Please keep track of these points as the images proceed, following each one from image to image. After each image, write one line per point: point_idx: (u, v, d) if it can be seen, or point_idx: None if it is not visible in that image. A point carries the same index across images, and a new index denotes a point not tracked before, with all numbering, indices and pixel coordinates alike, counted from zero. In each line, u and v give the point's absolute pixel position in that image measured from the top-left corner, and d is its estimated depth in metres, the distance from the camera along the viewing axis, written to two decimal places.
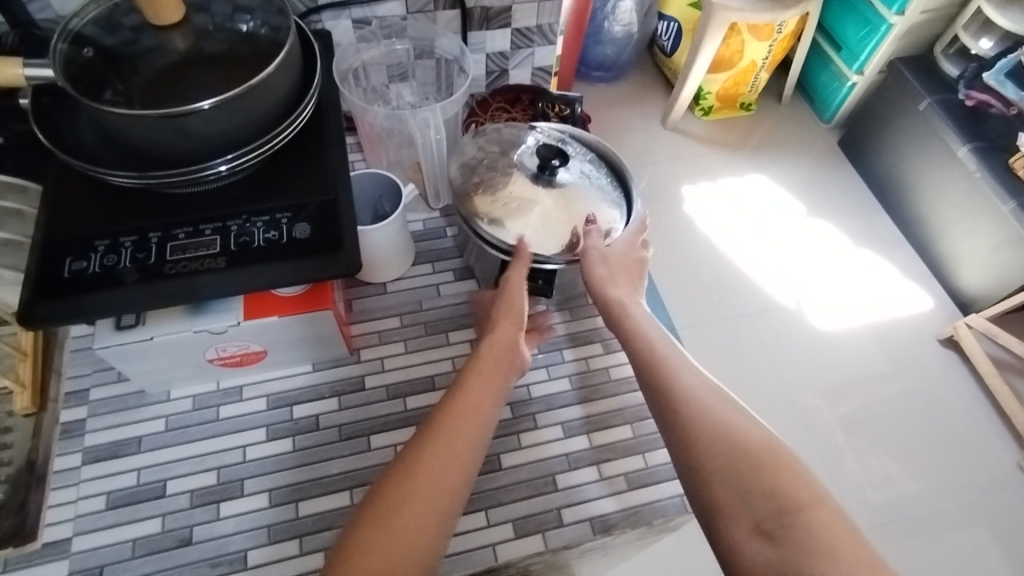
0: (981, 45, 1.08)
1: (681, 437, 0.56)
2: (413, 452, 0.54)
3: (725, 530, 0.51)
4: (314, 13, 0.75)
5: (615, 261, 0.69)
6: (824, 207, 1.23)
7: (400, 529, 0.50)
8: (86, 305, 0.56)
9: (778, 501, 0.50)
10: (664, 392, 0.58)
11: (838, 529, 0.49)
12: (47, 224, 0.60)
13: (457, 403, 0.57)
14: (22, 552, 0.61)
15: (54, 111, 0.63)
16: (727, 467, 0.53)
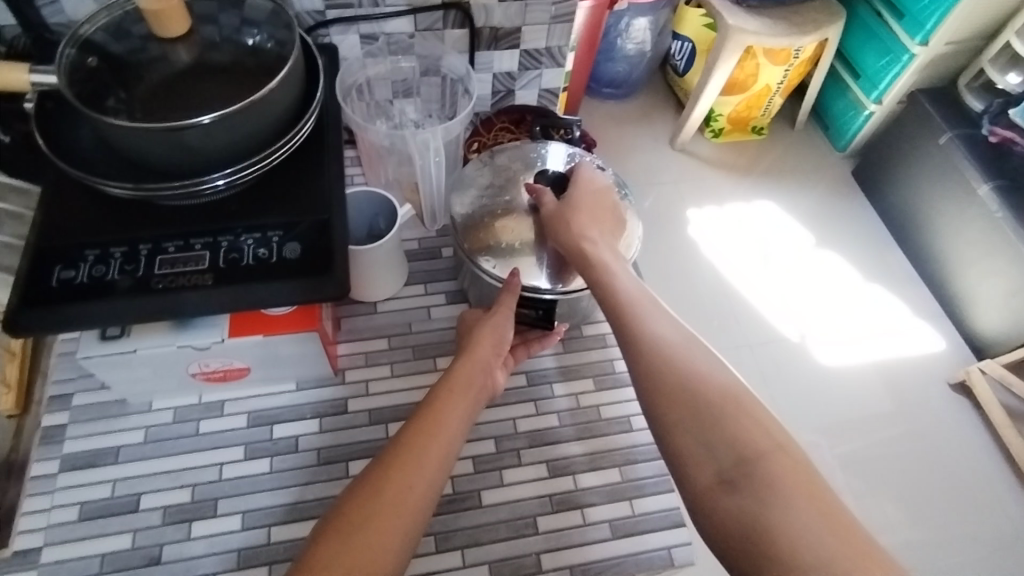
0: (1008, 80, 1.06)
1: (649, 388, 0.56)
2: (377, 471, 0.52)
3: (691, 479, 0.52)
4: (322, 26, 0.75)
5: (578, 204, 0.68)
6: (833, 240, 1.21)
7: (361, 548, 0.47)
8: (71, 316, 0.56)
9: (738, 449, 0.51)
10: (630, 337, 0.59)
11: (798, 475, 0.50)
12: (38, 229, 0.59)
13: (428, 423, 0.55)
14: None
15: (56, 116, 0.62)
16: (689, 415, 0.54)
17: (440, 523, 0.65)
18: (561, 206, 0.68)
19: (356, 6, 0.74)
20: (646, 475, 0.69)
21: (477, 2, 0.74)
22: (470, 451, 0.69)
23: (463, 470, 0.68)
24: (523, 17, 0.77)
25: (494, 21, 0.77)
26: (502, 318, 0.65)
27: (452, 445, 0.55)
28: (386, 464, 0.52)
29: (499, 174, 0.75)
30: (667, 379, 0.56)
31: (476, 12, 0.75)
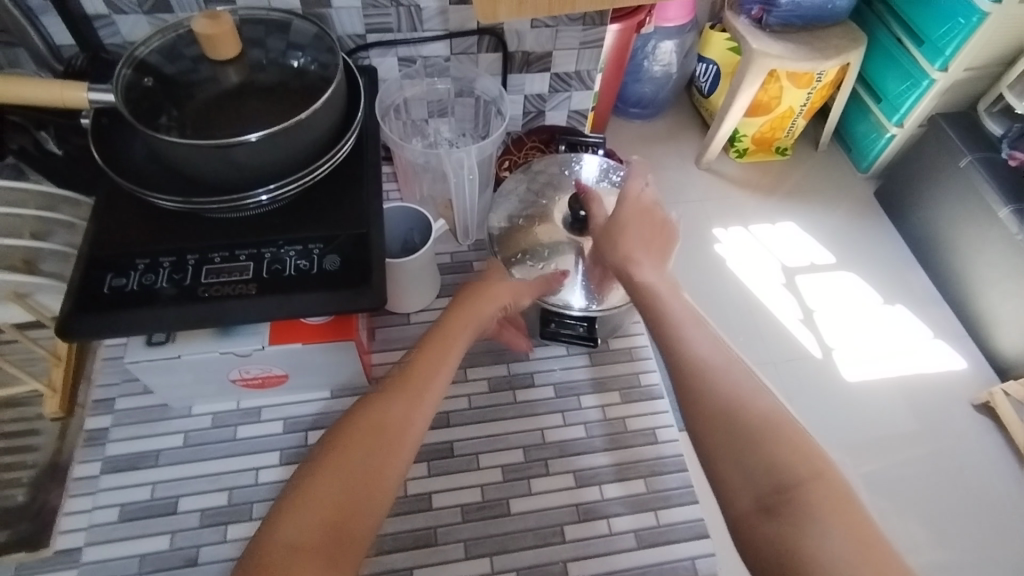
0: None
1: (691, 415, 0.58)
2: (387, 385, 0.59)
3: (729, 506, 0.53)
4: (362, 50, 0.78)
5: (626, 225, 0.70)
6: (855, 260, 1.21)
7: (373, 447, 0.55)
8: (119, 322, 0.58)
9: (779, 477, 0.52)
10: (674, 366, 0.61)
11: (837, 504, 0.50)
12: (91, 239, 0.62)
13: (434, 347, 0.63)
14: (35, 557, 0.64)
15: (111, 133, 0.66)
16: (729, 443, 0.55)
17: (469, 529, 0.66)
18: (607, 228, 0.71)
19: (395, 31, 0.77)
20: (673, 486, 0.70)
21: (510, 28, 0.77)
22: (498, 459, 0.70)
23: (492, 478, 0.69)
24: (554, 42, 0.80)
25: (526, 46, 0.80)
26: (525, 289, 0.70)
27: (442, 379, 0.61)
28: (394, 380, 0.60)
29: (530, 189, 0.77)
30: (707, 407, 0.57)
31: (509, 37, 0.78)
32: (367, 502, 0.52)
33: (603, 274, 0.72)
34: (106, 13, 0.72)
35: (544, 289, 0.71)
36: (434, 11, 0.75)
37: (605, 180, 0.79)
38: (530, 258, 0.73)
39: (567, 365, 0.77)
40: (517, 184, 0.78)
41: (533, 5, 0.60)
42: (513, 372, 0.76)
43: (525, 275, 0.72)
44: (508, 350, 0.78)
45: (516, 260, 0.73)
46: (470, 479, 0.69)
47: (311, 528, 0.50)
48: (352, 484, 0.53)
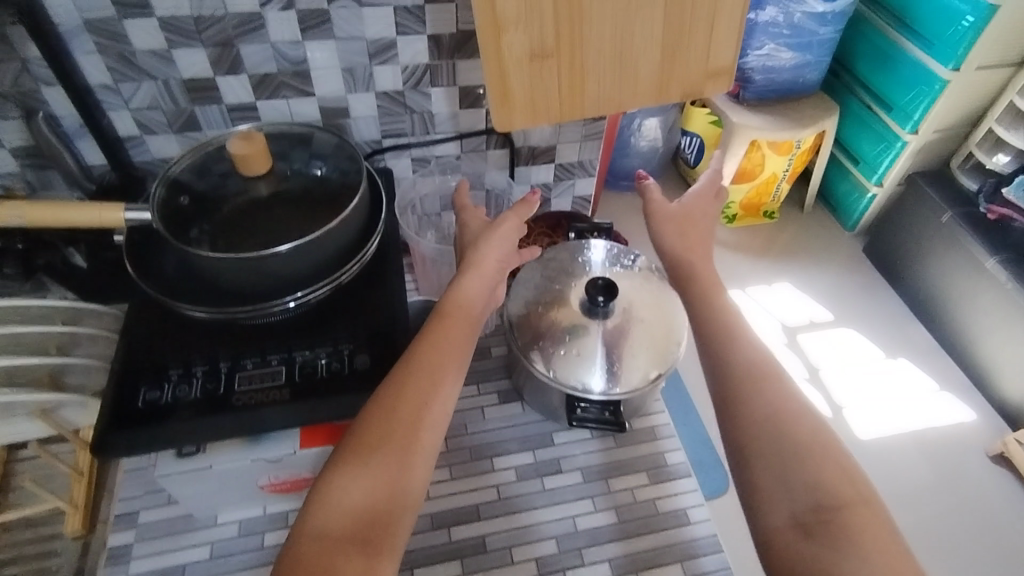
0: (996, 160, 1.13)
1: (734, 426, 0.61)
2: (383, 406, 0.56)
3: (764, 519, 0.55)
4: (379, 153, 0.83)
5: (681, 215, 0.79)
6: (854, 318, 1.24)
7: (382, 474, 0.53)
8: (155, 436, 0.58)
9: (819, 496, 0.54)
10: (725, 371, 0.64)
11: (874, 535, 0.52)
12: (124, 353, 0.63)
13: (431, 358, 0.60)
14: None
15: (143, 247, 0.68)
16: (773, 454, 0.57)
17: None
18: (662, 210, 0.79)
19: (409, 135, 0.82)
20: (711, 569, 0.69)
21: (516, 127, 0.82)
22: (530, 552, 0.69)
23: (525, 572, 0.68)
24: (557, 137, 0.85)
25: (532, 141, 0.84)
26: (506, 235, 0.70)
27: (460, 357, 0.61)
28: (389, 397, 0.57)
29: (545, 276, 0.80)
30: (756, 412, 0.60)
31: (516, 134, 0.83)
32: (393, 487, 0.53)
33: (623, 352, 0.72)
34: (137, 133, 0.75)
35: (571, 374, 0.72)
36: (446, 115, 0.80)
37: (623, 266, 0.81)
38: (551, 340, 0.74)
39: (589, 448, 0.77)
40: (531, 272, 0.80)
41: (546, 110, 0.67)
42: (539, 458, 0.76)
43: (546, 359, 0.73)
44: (532, 436, 0.78)
45: (535, 345, 0.74)
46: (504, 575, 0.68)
47: (332, 540, 0.50)
48: (368, 494, 0.53)
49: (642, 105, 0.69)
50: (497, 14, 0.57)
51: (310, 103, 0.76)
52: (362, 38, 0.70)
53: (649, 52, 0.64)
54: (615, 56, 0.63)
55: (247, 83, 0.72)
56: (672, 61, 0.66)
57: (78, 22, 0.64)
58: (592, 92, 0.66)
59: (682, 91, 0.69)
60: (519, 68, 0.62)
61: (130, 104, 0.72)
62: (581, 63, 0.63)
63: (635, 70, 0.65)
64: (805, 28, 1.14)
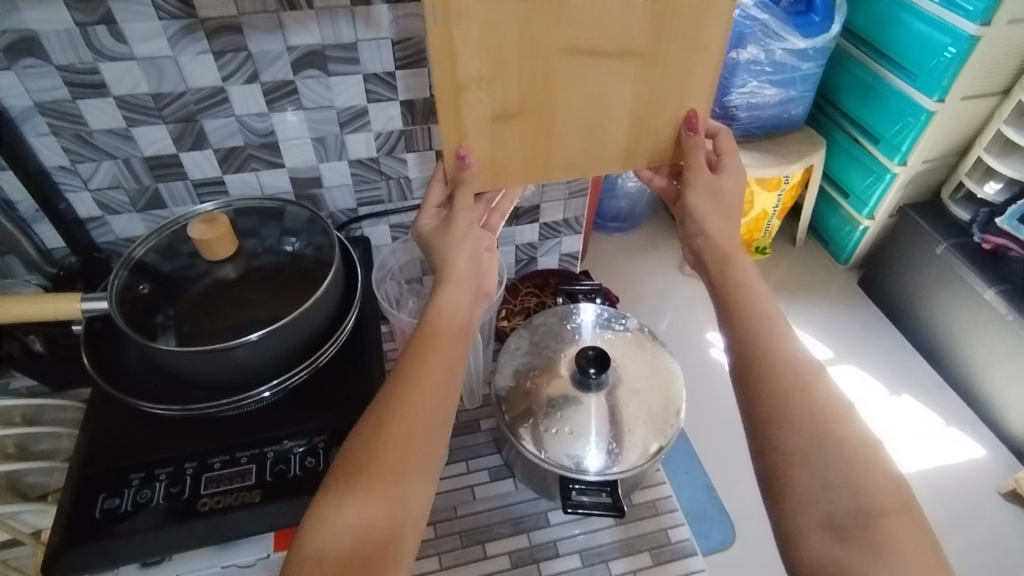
0: (987, 189, 1.10)
1: (763, 405, 0.53)
2: (362, 441, 0.50)
3: (795, 519, 0.49)
4: (354, 222, 0.80)
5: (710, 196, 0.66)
6: (854, 354, 1.20)
7: (378, 495, 0.47)
8: (111, 552, 0.54)
9: (861, 501, 0.48)
10: (770, 367, 0.55)
11: (914, 547, 0.46)
12: (81, 455, 0.59)
13: (410, 382, 0.52)
14: None
15: (104, 337, 0.64)
16: (814, 453, 0.50)
17: None
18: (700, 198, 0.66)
19: (385, 202, 0.79)
20: None
21: None
22: None
23: None
24: (540, 197, 0.82)
25: (515, 202, 0.82)
26: (463, 236, 0.61)
27: (454, 367, 0.55)
28: (368, 431, 0.50)
29: (533, 343, 0.77)
30: (797, 405, 0.52)
31: None
32: (391, 508, 0.47)
33: (619, 428, 0.69)
34: (99, 214, 0.73)
35: (562, 450, 0.67)
36: (423, 180, 0.78)
37: (617, 329, 0.78)
38: (541, 408, 0.71)
39: (586, 526, 0.72)
40: (519, 338, 0.77)
41: (509, 174, 0.62)
42: (535, 542, 0.71)
43: (537, 437, 0.68)
44: (526, 517, 0.73)
45: (526, 420, 0.70)
46: None
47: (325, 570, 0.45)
48: (364, 519, 0.46)
49: (608, 171, 0.64)
50: (457, 73, 0.52)
51: (280, 174, 0.73)
52: (332, 107, 0.68)
53: (619, 116, 0.59)
54: (586, 119, 0.59)
55: (213, 157, 0.70)
56: (641, 127, 0.61)
57: (30, 105, 0.61)
58: (558, 155, 0.61)
59: (650, 157, 0.64)
60: (480, 130, 0.57)
61: (90, 184, 0.69)
62: (550, 124, 0.58)
63: (605, 134, 0.60)
64: (786, 65, 1.12)
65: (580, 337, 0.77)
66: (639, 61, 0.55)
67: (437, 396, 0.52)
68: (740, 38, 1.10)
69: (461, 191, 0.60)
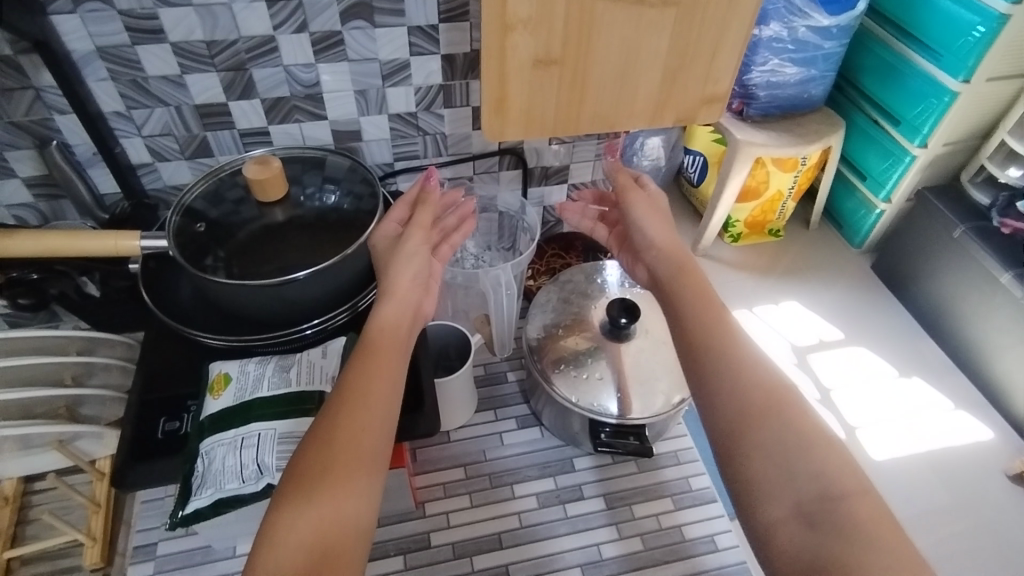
0: (1009, 173, 1.10)
1: (726, 416, 0.54)
2: (309, 459, 0.48)
3: (764, 510, 0.49)
4: (391, 176, 0.83)
5: (653, 219, 0.72)
6: (864, 334, 1.22)
7: (328, 498, 0.46)
8: (171, 468, 0.58)
9: (825, 485, 0.48)
10: (718, 374, 0.56)
11: (882, 525, 0.46)
12: (142, 383, 0.63)
13: (354, 393, 0.52)
14: None
15: (158, 276, 0.67)
16: (777, 448, 0.51)
17: None
18: (640, 202, 0.73)
19: (420, 157, 0.82)
20: None
21: (530, 147, 0.83)
22: None
23: None
24: (570, 157, 0.85)
25: (545, 161, 0.85)
26: (415, 252, 0.63)
27: (396, 370, 0.55)
28: (314, 444, 0.48)
29: (562, 297, 0.79)
30: (757, 409, 0.53)
31: (529, 155, 0.83)
32: (344, 505, 0.46)
33: (645, 376, 0.72)
34: (149, 160, 0.75)
35: (593, 394, 0.71)
36: (458, 136, 0.80)
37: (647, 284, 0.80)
38: (570, 356, 0.74)
39: (610, 471, 0.75)
40: (548, 293, 0.80)
41: (542, 123, 0.65)
42: (560, 484, 0.74)
43: (569, 384, 0.72)
44: (552, 462, 0.76)
45: (555, 369, 0.73)
46: None
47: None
48: (318, 524, 0.45)
49: (636, 126, 0.67)
50: (507, 12, 0.54)
51: (322, 126, 0.76)
52: (375, 59, 0.70)
53: (651, 71, 0.61)
54: (620, 70, 0.60)
55: (259, 107, 0.73)
56: (672, 84, 0.63)
57: (90, 48, 0.64)
58: (589, 105, 0.63)
59: (677, 116, 0.66)
60: (521, 71, 0.59)
61: (142, 130, 0.72)
62: (585, 74, 0.60)
63: (636, 88, 0.62)
64: (809, 43, 1.11)
65: (610, 289, 0.79)
66: (679, 11, 0.56)
67: (382, 404, 0.52)
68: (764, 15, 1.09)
69: (417, 215, 0.66)
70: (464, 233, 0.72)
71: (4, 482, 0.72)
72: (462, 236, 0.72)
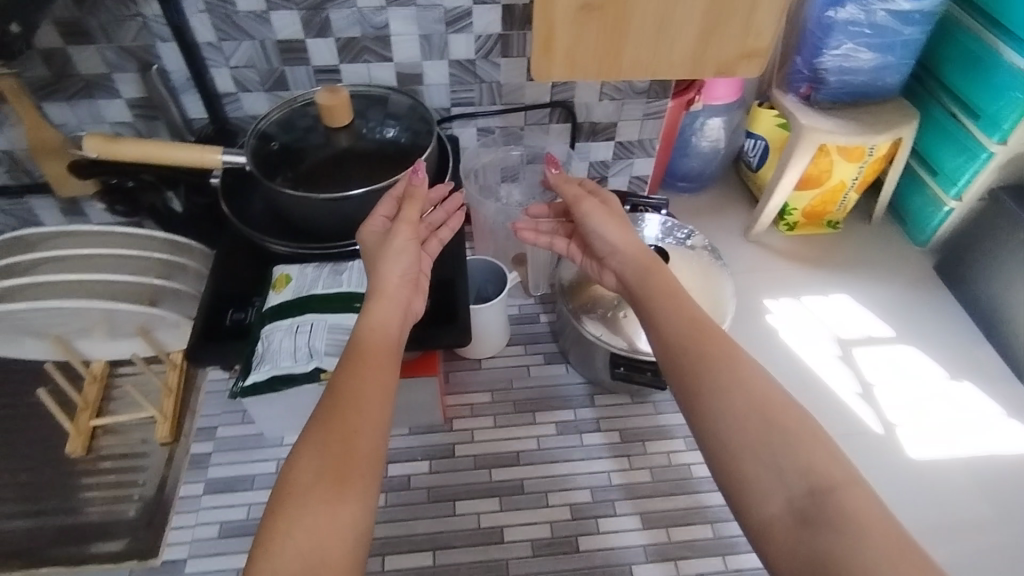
0: None
1: (718, 430, 0.54)
2: (303, 465, 0.48)
3: (759, 510, 0.51)
4: (447, 120, 0.88)
5: (618, 229, 0.70)
6: (917, 338, 1.03)
7: (323, 499, 0.46)
8: (235, 348, 0.66)
9: (814, 479, 0.50)
10: (705, 389, 0.56)
11: (872, 514, 0.47)
12: (216, 278, 0.72)
13: (346, 393, 0.51)
14: (144, 565, 0.69)
15: (234, 188, 0.76)
16: (764, 443, 0.52)
17: (538, 562, 0.67)
18: (595, 210, 0.71)
19: (475, 104, 0.87)
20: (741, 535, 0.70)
21: (579, 102, 0.87)
22: (568, 498, 0.72)
23: (540, 534, 0.69)
24: (619, 114, 0.89)
25: (594, 117, 0.89)
26: (403, 248, 0.61)
27: (389, 368, 0.54)
28: (308, 447, 0.49)
29: None
30: (746, 421, 0.54)
31: (578, 109, 0.87)
32: (337, 503, 0.46)
33: None
34: (234, 91, 0.84)
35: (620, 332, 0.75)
36: (512, 85, 0.85)
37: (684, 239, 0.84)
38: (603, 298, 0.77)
39: (628, 409, 0.80)
40: None
41: (584, 68, 0.68)
42: (579, 416, 0.79)
43: (596, 321, 0.76)
44: (574, 397, 0.81)
45: (585, 308, 0.77)
46: (539, 516, 0.71)
47: None
48: (316, 526, 0.45)
49: (674, 77, 0.69)
50: None
51: (388, 68, 0.82)
52: (440, 6, 0.76)
53: (691, 19, 0.63)
54: (658, 18, 0.63)
55: (333, 46, 0.79)
56: (710, 35, 0.65)
57: None
58: (629, 52, 0.66)
59: (715, 69, 0.68)
60: (567, 13, 0.62)
61: (230, 62, 0.80)
62: (625, 20, 0.63)
63: (675, 36, 0.65)
64: (888, 29, 0.95)
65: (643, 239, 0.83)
66: None
67: (375, 402, 0.52)
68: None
69: (405, 210, 0.63)
70: (452, 229, 0.70)
71: (94, 363, 0.82)
72: (451, 230, 0.70)
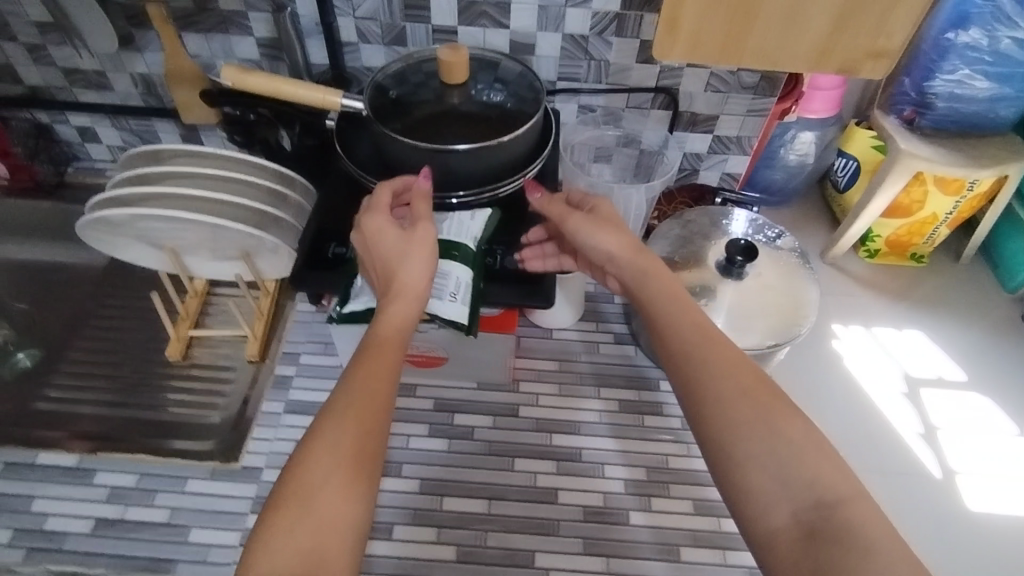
0: None
1: (723, 442, 0.54)
2: (307, 461, 0.49)
3: (763, 519, 0.51)
4: (551, 94, 0.90)
5: (610, 246, 0.68)
6: (997, 387, 0.98)
7: (327, 492, 0.48)
8: (335, 279, 0.70)
9: (820, 494, 0.50)
10: (711, 401, 0.55)
11: (876, 528, 0.48)
12: (322, 213, 0.76)
13: (353, 391, 0.53)
14: (226, 467, 0.74)
15: (346, 132, 0.80)
16: (769, 453, 0.52)
17: (588, 529, 0.69)
18: (584, 223, 0.68)
19: (580, 81, 0.88)
20: None
21: (684, 90, 0.87)
22: (620, 473, 0.73)
23: (591, 502, 0.71)
24: (722, 107, 0.88)
25: (696, 107, 0.89)
26: (426, 240, 0.62)
27: (394, 367, 0.56)
28: (313, 444, 0.50)
29: (683, 232, 0.83)
30: (748, 438, 0.53)
31: (682, 97, 0.88)
32: (342, 493, 0.49)
33: (744, 316, 0.76)
34: (354, 41, 0.88)
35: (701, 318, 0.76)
36: (619, 65, 0.86)
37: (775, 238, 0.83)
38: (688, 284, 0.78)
39: None
40: (669, 227, 0.84)
41: (704, 51, 0.68)
42: (643, 397, 0.80)
43: None
44: (641, 377, 0.82)
45: None
46: (593, 484, 0.72)
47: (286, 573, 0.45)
48: (320, 519, 0.47)
49: (796, 69, 0.68)
50: None
51: (503, 34, 0.84)
52: None
53: (823, 13, 0.62)
54: (792, 9, 0.62)
55: (454, 7, 0.82)
56: (842, 30, 0.64)
57: None
58: (754, 40, 0.66)
59: (839, 65, 0.67)
60: None
61: (356, 12, 0.84)
62: (756, 8, 0.63)
63: (805, 28, 0.64)
64: (1013, 58, 0.89)
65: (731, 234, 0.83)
66: None
67: (380, 399, 0.53)
68: (962, 18, 0.88)
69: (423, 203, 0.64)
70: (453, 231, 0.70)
71: (197, 279, 0.89)
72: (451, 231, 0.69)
